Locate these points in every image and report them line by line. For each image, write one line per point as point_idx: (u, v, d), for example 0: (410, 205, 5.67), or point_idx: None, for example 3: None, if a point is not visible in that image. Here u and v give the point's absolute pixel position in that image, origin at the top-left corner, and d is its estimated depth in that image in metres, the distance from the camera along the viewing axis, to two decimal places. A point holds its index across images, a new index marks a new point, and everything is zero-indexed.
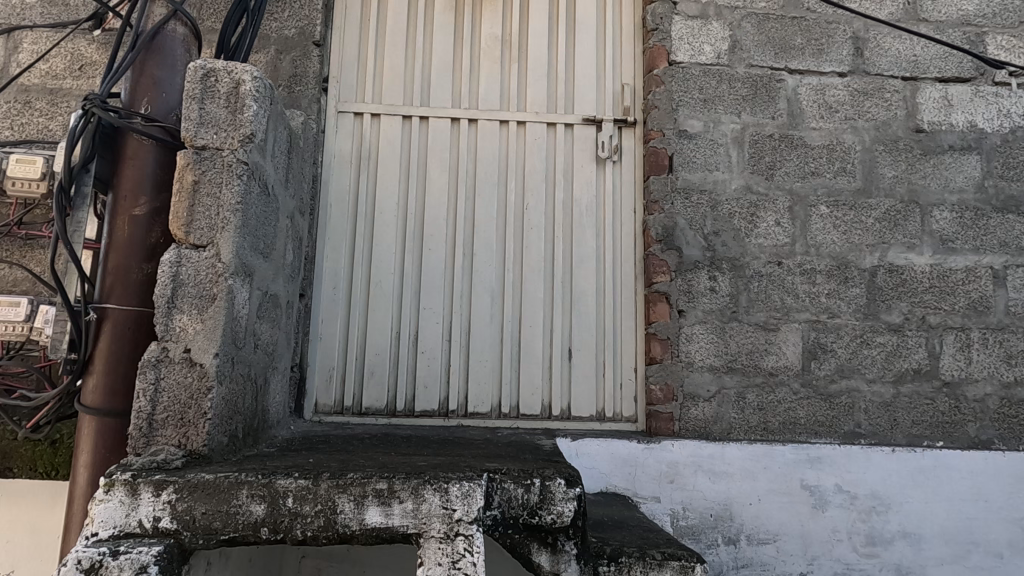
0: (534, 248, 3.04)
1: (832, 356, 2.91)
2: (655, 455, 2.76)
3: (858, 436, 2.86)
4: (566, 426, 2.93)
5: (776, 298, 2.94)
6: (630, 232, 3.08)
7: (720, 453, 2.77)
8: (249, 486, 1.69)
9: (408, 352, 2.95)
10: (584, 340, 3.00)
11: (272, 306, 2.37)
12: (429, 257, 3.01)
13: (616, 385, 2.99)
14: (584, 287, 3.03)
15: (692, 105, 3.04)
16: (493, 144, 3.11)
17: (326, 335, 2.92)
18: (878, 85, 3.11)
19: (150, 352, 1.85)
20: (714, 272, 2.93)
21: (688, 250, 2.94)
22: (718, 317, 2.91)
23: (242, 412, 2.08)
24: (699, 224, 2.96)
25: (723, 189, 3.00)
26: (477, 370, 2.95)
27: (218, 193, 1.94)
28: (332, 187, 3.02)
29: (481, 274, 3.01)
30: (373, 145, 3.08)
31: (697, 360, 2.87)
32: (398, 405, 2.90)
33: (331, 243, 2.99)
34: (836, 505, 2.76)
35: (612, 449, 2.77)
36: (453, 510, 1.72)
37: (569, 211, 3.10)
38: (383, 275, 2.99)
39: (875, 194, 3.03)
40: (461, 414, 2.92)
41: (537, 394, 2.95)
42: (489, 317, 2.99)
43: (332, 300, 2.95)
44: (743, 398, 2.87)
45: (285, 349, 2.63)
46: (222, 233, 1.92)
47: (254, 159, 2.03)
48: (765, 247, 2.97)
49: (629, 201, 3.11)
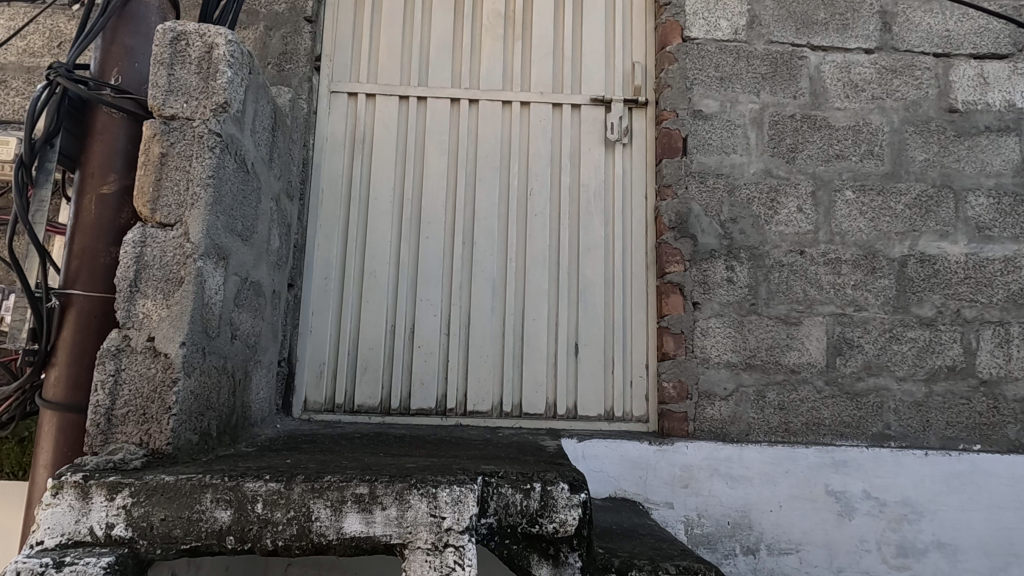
0: (538, 235, 2.85)
1: (859, 352, 2.70)
2: (668, 458, 2.57)
3: (888, 438, 2.65)
4: (572, 426, 2.74)
5: (798, 290, 2.73)
6: (641, 219, 2.89)
7: (737, 455, 2.57)
8: (214, 490, 1.51)
9: (404, 347, 2.76)
10: (591, 334, 2.80)
11: (254, 295, 2.20)
12: (427, 246, 2.82)
13: (626, 383, 2.80)
14: (591, 278, 2.84)
15: (707, 83, 2.85)
16: (495, 126, 2.92)
17: (317, 328, 2.75)
18: (907, 62, 2.90)
19: (109, 341, 1.68)
20: (732, 261, 2.73)
21: (703, 238, 2.74)
22: (736, 310, 2.71)
23: (215, 409, 1.91)
24: (716, 211, 2.77)
25: (741, 173, 2.80)
26: (476, 366, 2.76)
27: (188, 166, 1.77)
28: (324, 171, 2.85)
29: (482, 264, 2.82)
30: (367, 127, 2.91)
31: (713, 356, 2.67)
32: (392, 403, 2.72)
33: (323, 231, 2.81)
34: (864, 512, 2.55)
35: (620, 451, 2.58)
36: (441, 518, 1.53)
37: (576, 197, 2.91)
38: (378, 265, 2.80)
39: (905, 178, 2.81)
40: (460, 413, 2.73)
41: (541, 393, 2.76)
42: (490, 310, 2.80)
43: (324, 291, 2.77)
44: (763, 397, 2.67)
45: (271, 342, 2.46)
46: (191, 211, 1.75)
47: (229, 131, 1.86)
48: (786, 235, 2.77)
49: (640, 186, 2.92)
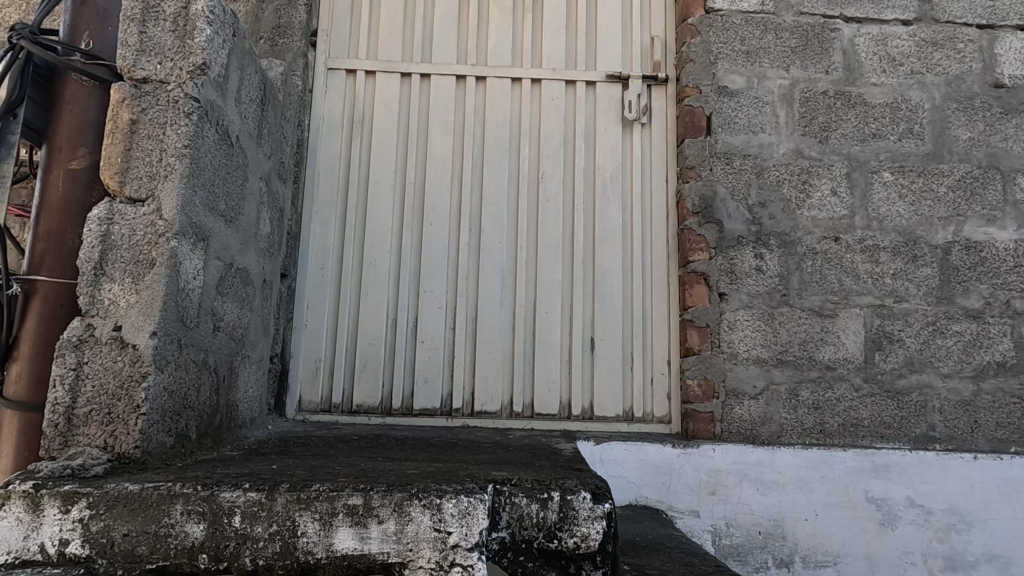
0: (550, 221, 2.65)
1: (901, 347, 2.48)
2: (693, 462, 2.36)
3: (932, 440, 2.43)
4: (587, 427, 2.53)
5: (833, 279, 2.52)
6: (661, 204, 2.68)
7: (768, 459, 2.36)
8: (185, 501, 1.31)
9: (407, 342, 2.56)
10: (608, 329, 2.60)
11: (242, 283, 2.01)
12: (431, 233, 2.62)
13: (647, 381, 2.59)
14: (608, 267, 2.63)
15: (732, 57, 2.64)
16: (504, 105, 2.72)
17: (313, 322, 2.55)
18: (949, 34, 2.68)
19: (70, 331, 1.48)
20: (760, 249, 2.52)
21: (729, 224, 2.54)
22: (766, 301, 2.50)
23: (195, 408, 1.71)
24: (743, 194, 2.56)
25: (770, 153, 2.59)
26: (485, 363, 2.55)
27: (161, 135, 1.57)
28: (320, 153, 2.65)
29: (490, 253, 2.62)
30: (366, 106, 2.71)
31: (742, 351, 2.47)
32: (394, 403, 2.51)
33: (319, 217, 2.61)
34: (908, 522, 2.34)
35: (641, 454, 2.38)
36: (447, 534, 1.33)
37: (591, 180, 2.70)
38: (378, 253, 2.60)
39: (948, 158, 2.60)
40: (467, 414, 2.53)
41: (555, 392, 2.55)
42: (500, 303, 2.59)
43: (320, 282, 2.58)
44: (796, 395, 2.45)
45: (261, 337, 2.27)
46: (164, 184, 1.55)
47: (209, 96, 1.66)
48: (819, 220, 2.55)
49: (660, 168, 2.71)
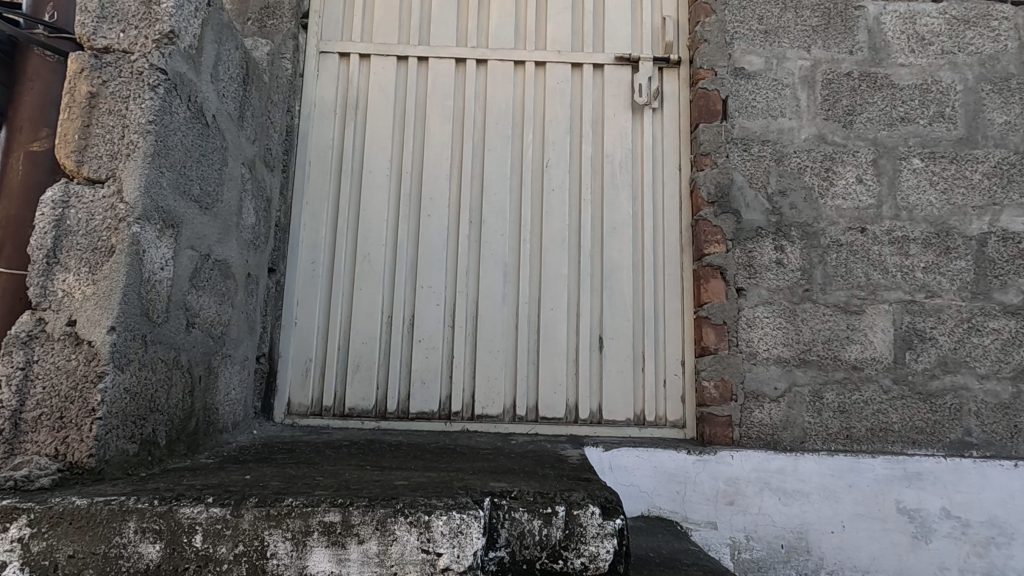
0: (555, 212, 2.49)
1: (933, 346, 2.30)
2: (710, 470, 2.20)
3: (968, 446, 2.25)
4: (595, 432, 2.36)
5: (859, 273, 2.35)
6: (674, 194, 2.51)
7: (791, 466, 2.19)
8: (139, 517, 1.15)
9: (402, 341, 2.40)
10: (617, 326, 2.43)
11: (222, 277, 1.86)
12: (429, 225, 2.47)
13: (659, 383, 2.42)
14: (617, 261, 2.47)
15: (750, 37, 2.48)
16: (506, 89, 2.56)
17: (303, 320, 2.40)
18: (981, 11, 2.50)
19: (18, 326, 1.32)
20: (781, 240, 2.36)
21: (748, 214, 2.37)
22: (787, 297, 2.33)
23: (164, 412, 1.56)
24: (762, 181, 2.39)
25: (791, 139, 2.43)
26: (486, 363, 2.39)
27: (124, 110, 1.42)
28: (312, 141, 2.50)
29: (492, 247, 2.46)
30: (360, 92, 2.55)
31: (761, 350, 2.30)
32: (389, 406, 2.35)
33: (310, 209, 2.46)
34: (943, 535, 2.16)
35: (654, 462, 2.22)
36: (436, 555, 1.17)
37: (599, 169, 2.54)
38: (373, 246, 2.44)
39: (983, 143, 2.41)
40: (467, 417, 2.37)
41: (561, 394, 2.39)
42: (502, 299, 2.44)
43: (310, 278, 2.42)
44: (820, 398, 2.28)
45: (246, 336, 2.12)
46: (126, 163, 1.40)
47: (179, 69, 1.51)
48: (844, 210, 2.38)
49: (673, 155, 2.54)
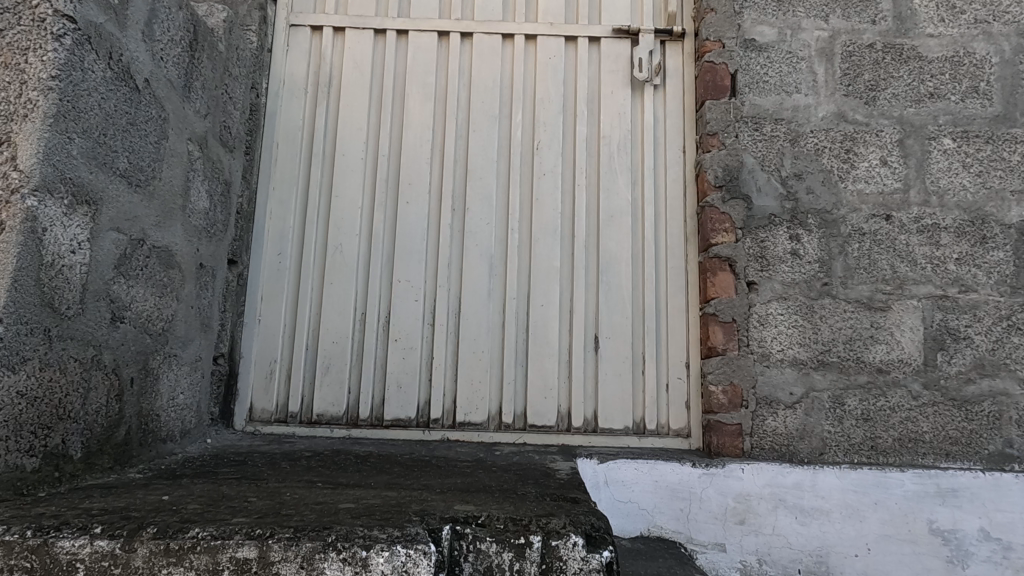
0: (547, 199, 2.26)
1: (968, 346, 2.05)
2: (717, 485, 1.97)
3: (1010, 460, 2.00)
4: (590, 442, 2.13)
5: (884, 265, 2.10)
6: (678, 179, 2.28)
7: (808, 481, 1.96)
8: (6, 553, 0.94)
9: (377, 341, 2.17)
10: (615, 325, 2.19)
11: (163, 266, 1.65)
12: (407, 213, 2.24)
13: (661, 387, 2.18)
14: (615, 252, 2.23)
15: (761, 6, 2.25)
16: (493, 65, 2.34)
17: (268, 317, 2.18)
18: None
19: None
20: (796, 229, 2.12)
21: (759, 200, 2.14)
22: (804, 292, 2.09)
23: (80, 420, 1.33)
24: (775, 163, 2.16)
25: (807, 117, 2.19)
26: (469, 366, 2.16)
27: (22, 63, 1.21)
28: (280, 122, 2.29)
29: (476, 237, 2.24)
30: (334, 67, 2.34)
31: (775, 351, 2.06)
32: (361, 413, 2.12)
33: (277, 195, 2.25)
34: (982, 560, 1.91)
35: (655, 476, 1.98)
36: None
37: (595, 151, 2.31)
38: (345, 236, 2.22)
39: (1022, 121, 2.16)
40: (447, 425, 2.14)
41: (552, 400, 2.15)
42: (487, 294, 2.21)
43: (276, 271, 2.20)
44: (841, 404, 2.04)
45: (198, 334, 1.90)
46: (22, 125, 1.19)
47: (93, 19, 1.30)
48: (867, 195, 2.14)
49: (676, 136, 2.31)
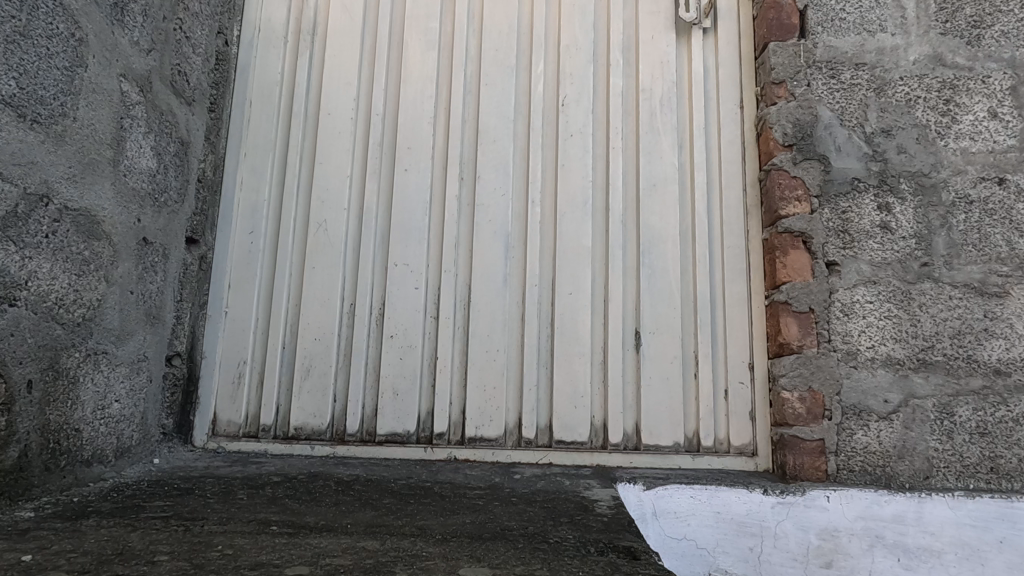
0: (574, 165, 1.87)
1: None
2: (796, 519, 1.55)
3: None
4: (631, 463, 1.72)
5: (999, 240, 1.67)
6: (735, 139, 1.87)
7: (912, 512, 1.54)
8: None
9: (368, 338, 1.78)
10: (660, 317, 1.79)
11: (82, 236, 1.27)
12: (406, 182, 1.85)
13: (718, 395, 1.76)
14: (659, 229, 1.83)
15: None
16: (509, 7, 1.95)
17: (236, 308, 1.79)
18: None
19: None
20: (886, 197, 1.71)
21: (839, 162, 1.73)
22: (899, 275, 1.68)
23: None
24: (858, 117, 1.75)
25: (895, 61, 1.78)
26: (481, 368, 1.76)
27: None
28: (254, 76, 1.91)
29: (490, 212, 1.84)
30: (319, 12, 1.95)
31: (864, 348, 1.65)
32: (349, 427, 1.73)
33: (249, 162, 1.86)
34: None
35: (717, 507, 1.57)
36: None
37: (632, 109, 1.91)
38: (331, 211, 1.83)
39: None
40: (455, 442, 1.73)
41: (583, 410, 1.74)
42: (503, 281, 1.81)
43: (247, 253, 1.82)
44: (951, 416, 1.61)
45: (143, 327, 1.52)
46: None
47: None
48: (974, 154, 1.71)
49: (733, 89, 1.90)
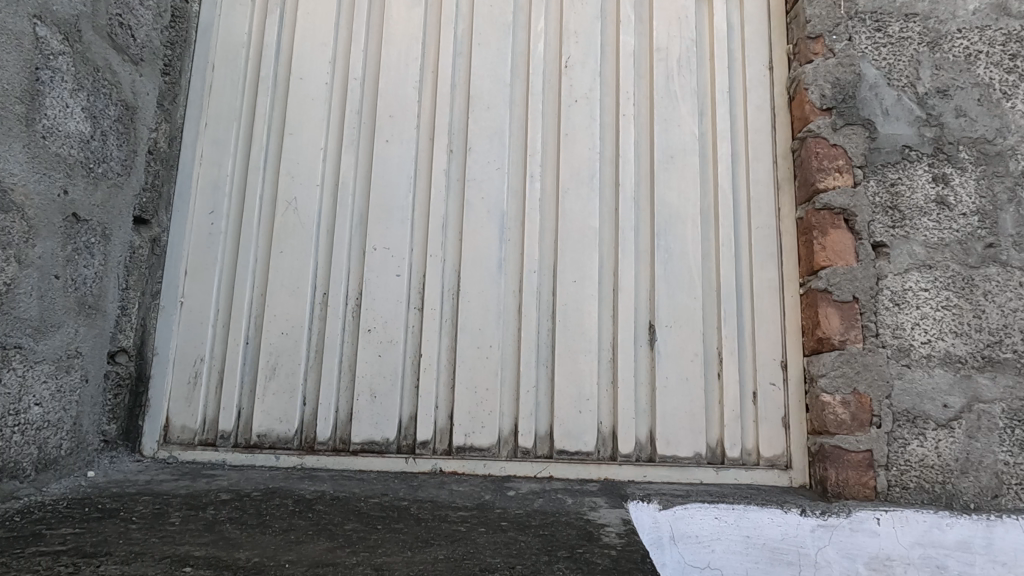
0: (579, 136, 1.63)
1: None
2: (841, 544, 1.31)
3: None
4: (645, 476, 1.48)
5: None
6: (762, 106, 1.64)
7: (979, 538, 1.30)
8: None
9: (343, 332, 1.55)
10: (677, 308, 1.55)
11: None
12: (387, 155, 1.63)
13: (746, 399, 1.52)
14: (675, 208, 1.60)
15: None
16: None
17: (194, 298, 1.57)
18: None
19: None
20: (943, 167, 1.46)
21: (886, 128, 1.49)
22: (960, 257, 1.42)
23: None
24: (908, 75, 1.50)
25: (952, 9, 1.52)
26: (471, 367, 1.53)
27: None
28: (218, 37, 1.70)
29: (482, 189, 1.61)
30: None
31: (919, 344, 1.40)
32: (320, 434, 1.50)
33: (210, 134, 1.65)
34: None
35: (747, 530, 1.33)
36: None
37: (646, 72, 1.68)
38: (302, 187, 1.61)
39: None
40: (441, 452, 1.51)
41: (590, 415, 1.51)
42: (498, 267, 1.58)
43: (207, 236, 1.60)
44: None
45: (73, 316, 1.30)
46: None
47: None
48: None
49: (760, 49, 1.67)
